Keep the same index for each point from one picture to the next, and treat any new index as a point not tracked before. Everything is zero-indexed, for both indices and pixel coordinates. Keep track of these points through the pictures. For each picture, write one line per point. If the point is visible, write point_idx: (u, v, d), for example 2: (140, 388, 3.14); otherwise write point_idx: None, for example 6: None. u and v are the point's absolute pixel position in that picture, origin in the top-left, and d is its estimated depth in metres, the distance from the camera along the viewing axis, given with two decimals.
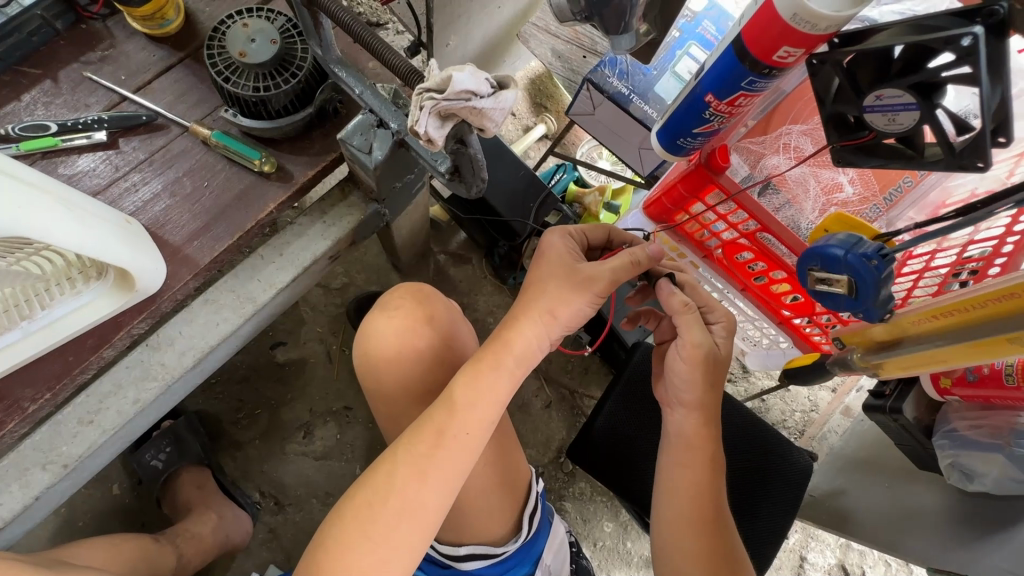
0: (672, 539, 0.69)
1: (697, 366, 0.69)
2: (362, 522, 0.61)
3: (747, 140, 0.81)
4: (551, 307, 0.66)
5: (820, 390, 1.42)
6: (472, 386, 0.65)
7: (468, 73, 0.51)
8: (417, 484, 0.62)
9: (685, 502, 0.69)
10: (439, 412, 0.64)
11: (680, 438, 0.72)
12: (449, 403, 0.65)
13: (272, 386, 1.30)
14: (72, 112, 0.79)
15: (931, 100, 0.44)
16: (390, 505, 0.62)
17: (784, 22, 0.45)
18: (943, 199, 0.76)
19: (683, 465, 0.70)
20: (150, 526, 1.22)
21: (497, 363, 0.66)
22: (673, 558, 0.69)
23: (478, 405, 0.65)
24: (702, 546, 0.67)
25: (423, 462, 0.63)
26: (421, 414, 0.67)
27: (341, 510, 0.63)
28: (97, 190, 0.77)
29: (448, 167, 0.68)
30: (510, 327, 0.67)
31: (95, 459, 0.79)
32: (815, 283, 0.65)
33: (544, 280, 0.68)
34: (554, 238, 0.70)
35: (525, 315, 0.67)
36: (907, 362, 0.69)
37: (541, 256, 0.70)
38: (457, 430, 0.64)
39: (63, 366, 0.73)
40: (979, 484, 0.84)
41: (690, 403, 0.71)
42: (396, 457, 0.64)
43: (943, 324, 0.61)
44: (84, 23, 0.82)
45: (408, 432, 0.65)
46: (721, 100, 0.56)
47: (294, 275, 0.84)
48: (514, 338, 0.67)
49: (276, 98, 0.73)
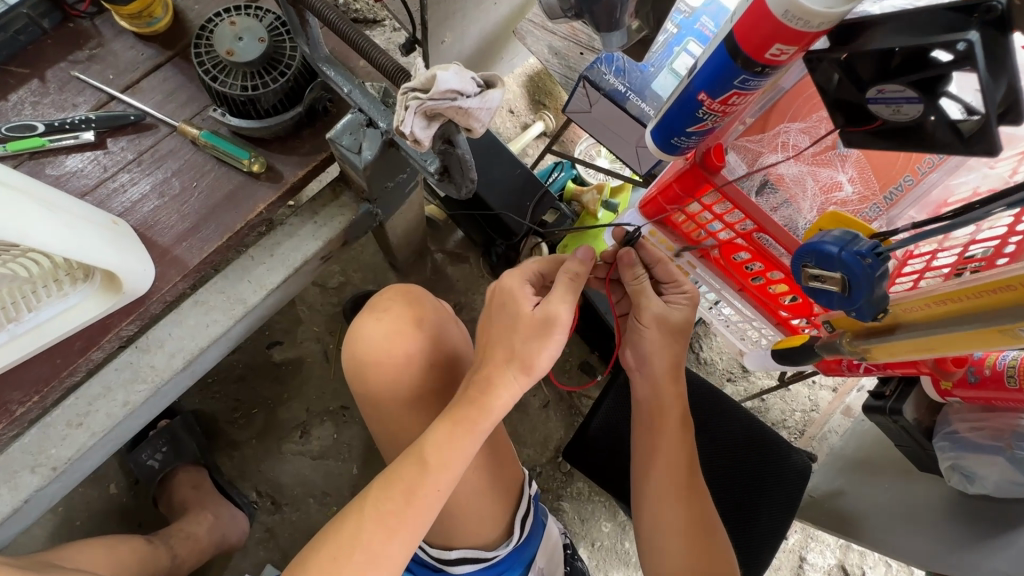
0: (651, 508, 0.71)
1: (652, 329, 0.70)
2: (327, 575, 0.61)
3: (743, 138, 0.79)
4: (528, 357, 0.66)
5: (821, 390, 1.40)
6: (447, 447, 0.64)
7: (453, 72, 0.50)
8: (385, 537, 0.62)
9: (660, 471, 0.70)
10: (409, 468, 0.64)
11: (652, 403, 0.73)
12: (422, 461, 0.64)
13: (268, 385, 1.30)
14: (59, 112, 0.79)
15: (934, 93, 0.42)
16: (356, 560, 0.61)
17: (776, 20, 0.44)
18: (945, 197, 0.74)
19: (655, 428, 0.72)
20: (147, 526, 1.22)
21: (474, 427, 0.65)
22: (654, 529, 0.71)
23: (450, 465, 0.64)
24: (680, 512, 0.69)
25: (392, 518, 0.62)
26: (390, 463, 0.66)
27: (305, 562, 0.62)
28: (85, 191, 0.76)
29: (438, 167, 0.66)
30: (488, 389, 0.66)
31: (85, 461, 0.79)
32: (808, 279, 0.64)
33: (512, 330, 0.67)
34: (517, 287, 0.69)
35: (486, 378, 0.67)
36: (895, 349, 0.68)
37: (509, 297, 0.69)
38: (427, 489, 0.63)
39: (51, 369, 0.72)
40: (980, 486, 0.83)
41: (661, 370, 0.72)
42: (365, 507, 0.63)
43: (952, 308, 0.57)
44: (72, 22, 0.82)
45: (377, 485, 0.64)
46: (714, 99, 0.55)
47: (285, 276, 0.83)
48: (492, 402, 0.65)
49: (265, 98, 0.73)
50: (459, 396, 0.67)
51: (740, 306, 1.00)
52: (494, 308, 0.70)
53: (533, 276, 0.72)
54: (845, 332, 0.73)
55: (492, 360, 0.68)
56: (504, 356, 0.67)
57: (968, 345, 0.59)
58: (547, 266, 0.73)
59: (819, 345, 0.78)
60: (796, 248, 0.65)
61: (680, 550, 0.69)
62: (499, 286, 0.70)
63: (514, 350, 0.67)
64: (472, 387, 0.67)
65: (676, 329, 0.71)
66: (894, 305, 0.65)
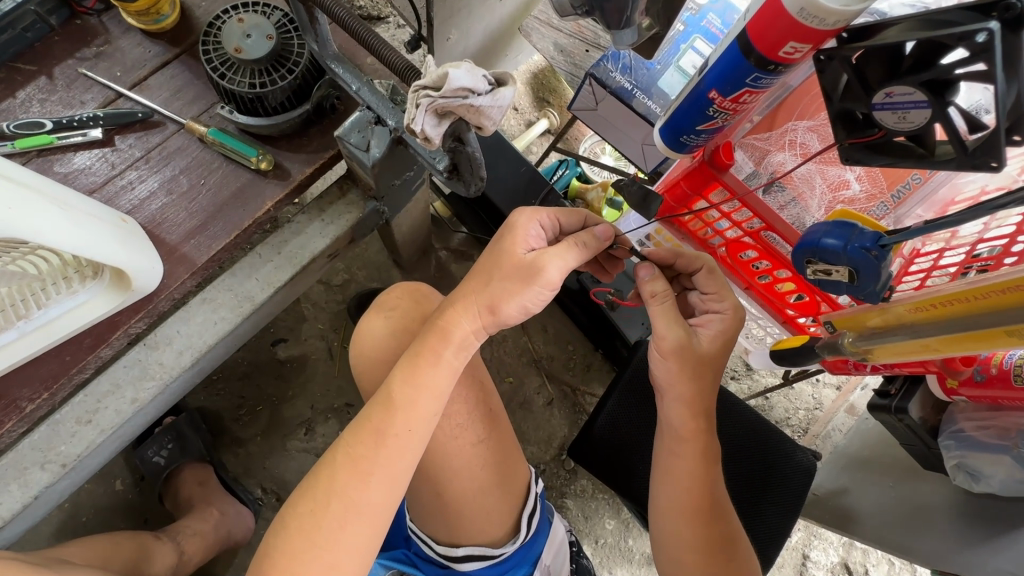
0: (667, 529, 0.71)
1: (671, 359, 0.68)
2: (307, 531, 0.60)
3: (751, 137, 0.79)
4: (493, 303, 0.63)
5: (824, 388, 1.41)
6: (410, 382, 0.64)
7: (465, 70, 0.50)
8: (359, 484, 0.61)
9: (684, 491, 0.69)
10: (377, 410, 0.64)
11: (669, 431, 0.72)
12: (387, 400, 0.64)
13: (273, 383, 1.30)
14: (67, 110, 0.79)
15: (943, 98, 0.42)
16: (332, 510, 0.61)
17: (791, 16, 0.44)
18: (952, 196, 0.73)
19: (674, 454, 0.71)
20: (153, 522, 1.22)
21: (436, 357, 0.64)
22: (671, 548, 0.71)
23: (415, 400, 0.63)
24: (699, 534, 0.68)
25: (364, 462, 0.62)
26: (360, 412, 0.66)
27: (284, 520, 0.62)
28: (92, 189, 0.76)
29: (446, 164, 0.66)
30: (447, 319, 0.65)
31: (94, 458, 0.79)
32: (813, 271, 0.65)
33: (496, 264, 0.64)
34: (523, 223, 0.64)
35: (456, 313, 0.65)
36: (895, 351, 0.68)
37: (508, 231, 0.65)
38: (397, 428, 0.63)
39: (61, 366, 0.73)
40: (986, 484, 0.83)
41: (681, 397, 0.70)
42: (338, 455, 0.63)
43: (957, 308, 0.57)
44: (79, 19, 0.82)
45: (347, 434, 0.64)
46: (725, 96, 0.55)
47: (292, 274, 0.83)
48: (453, 331, 0.65)
49: (273, 95, 0.72)
50: (422, 335, 0.67)
51: (747, 303, 1.00)
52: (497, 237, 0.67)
53: (552, 217, 0.67)
54: (847, 333, 0.73)
55: (459, 298, 0.66)
56: (471, 292, 0.65)
57: (976, 347, 0.57)
58: (575, 215, 0.70)
59: (819, 344, 0.78)
60: (796, 245, 0.66)
61: (694, 565, 0.69)
62: (510, 217, 0.66)
63: (486, 292, 0.64)
64: (437, 321, 0.66)
65: (705, 361, 0.70)
66: (897, 307, 0.65)
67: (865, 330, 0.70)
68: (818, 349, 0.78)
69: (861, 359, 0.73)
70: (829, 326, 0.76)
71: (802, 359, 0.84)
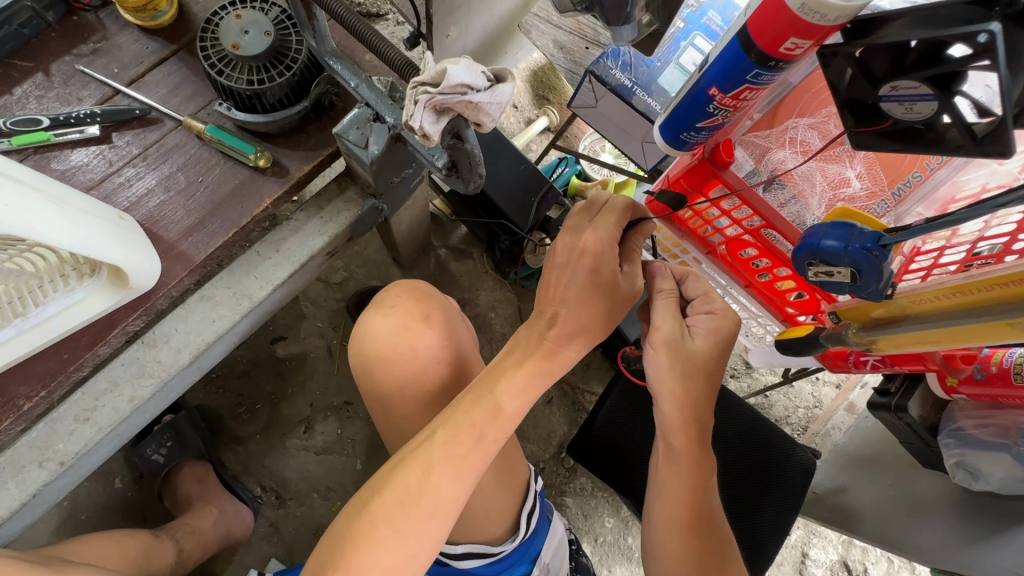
0: (660, 536, 0.69)
1: (662, 350, 0.67)
2: (396, 518, 0.60)
3: (751, 134, 0.78)
4: (604, 328, 0.66)
5: (824, 386, 1.40)
6: (520, 393, 0.64)
7: (463, 66, 0.49)
8: (454, 483, 0.61)
9: (678, 503, 0.69)
10: (482, 414, 0.63)
11: (665, 438, 0.71)
12: (495, 408, 0.63)
13: (272, 381, 1.30)
14: (64, 106, 0.78)
15: (949, 90, 0.42)
16: (423, 504, 0.60)
17: (792, 12, 0.44)
18: (952, 194, 0.73)
19: (673, 464, 0.70)
20: (152, 520, 1.22)
21: (546, 375, 0.66)
22: (660, 557, 0.69)
23: (521, 412, 0.65)
24: (691, 547, 0.67)
25: (461, 461, 0.61)
26: (456, 403, 0.65)
27: (368, 504, 0.61)
28: (90, 186, 0.76)
29: (445, 162, 0.66)
30: (564, 341, 0.65)
31: (92, 456, 0.79)
32: (816, 273, 0.64)
33: (601, 292, 0.64)
34: (612, 250, 0.63)
35: (565, 334, 0.65)
36: (899, 341, 0.67)
37: (596, 259, 0.63)
38: (497, 434, 0.63)
39: (58, 365, 0.72)
40: (985, 483, 0.82)
41: (671, 394, 0.68)
42: (432, 449, 0.62)
43: (962, 301, 0.56)
44: (76, 15, 0.81)
45: (443, 429, 0.62)
46: (725, 93, 0.55)
47: (291, 271, 0.83)
48: (564, 353, 0.66)
49: (271, 92, 0.72)
50: (529, 344, 0.66)
51: (745, 302, 1.00)
52: (569, 258, 0.64)
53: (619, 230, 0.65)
54: (851, 323, 0.72)
55: (567, 321, 0.65)
56: (576, 316, 0.65)
57: (979, 338, 0.58)
58: (628, 215, 0.66)
59: (823, 335, 0.77)
60: (796, 246, 0.66)
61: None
62: (583, 243, 0.63)
63: (597, 321, 0.65)
64: (543, 338, 0.66)
65: (698, 361, 0.68)
66: (902, 298, 0.64)
67: (870, 320, 0.70)
68: (822, 339, 0.77)
69: (864, 348, 0.72)
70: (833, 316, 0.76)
71: (809, 350, 0.81)
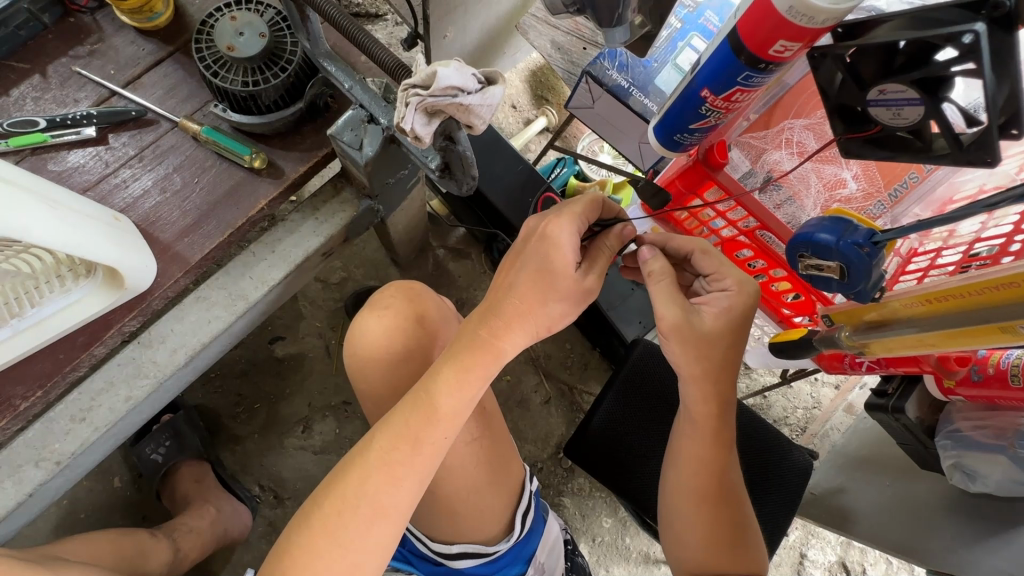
0: (676, 509, 0.71)
1: (672, 338, 0.65)
2: (332, 530, 0.59)
3: (748, 134, 0.78)
4: (550, 322, 0.66)
5: (823, 387, 1.40)
6: (456, 393, 0.63)
7: (454, 69, 0.50)
8: (391, 489, 0.61)
9: (693, 477, 0.69)
10: (417, 416, 0.62)
11: (688, 409, 0.70)
12: (429, 406, 0.62)
13: (270, 380, 1.30)
14: (61, 108, 0.79)
15: (936, 95, 0.42)
16: (361, 512, 0.60)
17: (781, 14, 0.44)
18: (949, 195, 0.73)
19: (692, 438, 0.70)
20: (151, 519, 1.23)
21: (484, 371, 0.64)
22: (676, 528, 0.71)
23: (457, 408, 0.63)
24: (708, 518, 0.68)
25: (397, 466, 0.61)
26: (392, 411, 0.64)
27: (307, 516, 0.61)
28: (87, 187, 0.76)
29: (439, 163, 0.66)
30: (501, 334, 0.64)
31: (89, 455, 0.79)
32: (806, 266, 0.64)
33: (547, 282, 0.63)
34: (566, 241, 0.63)
35: (501, 327, 0.64)
36: (891, 345, 0.67)
37: (551, 247, 0.63)
38: (434, 437, 0.62)
39: (54, 365, 0.73)
40: (982, 485, 0.82)
41: (690, 376, 0.67)
42: (369, 456, 0.62)
43: (951, 305, 0.56)
44: (73, 16, 0.81)
45: (380, 436, 0.62)
46: (717, 95, 0.55)
47: (287, 272, 0.83)
48: (502, 346, 0.64)
49: (266, 93, 0.72)
50: (465, 339, 0.65)
51: None
52: (529, 245, 0.65)
53: (584, 222, 0.65)
54: (844, 326, 0.72)
55: (508, 311, 0.64)
56: (519, 308, 0.64)
57: (969, 342, 0.58)
58: (597, 210, 0.67)
59: (817, 338, 0.77)
60: (790, 239, 0.65)
61: (698, 550, 0.69)
62: (545, 228, 0.63)
63: (541, 314, 0.65)
64: (478, 331, 0.64)
65: (711, 342, 0.66)
66: (894, 301, 0.64)
67: (862, 324, 0.70)
68: (817, 342, 0.77)
69: (857, 352, 0.72)
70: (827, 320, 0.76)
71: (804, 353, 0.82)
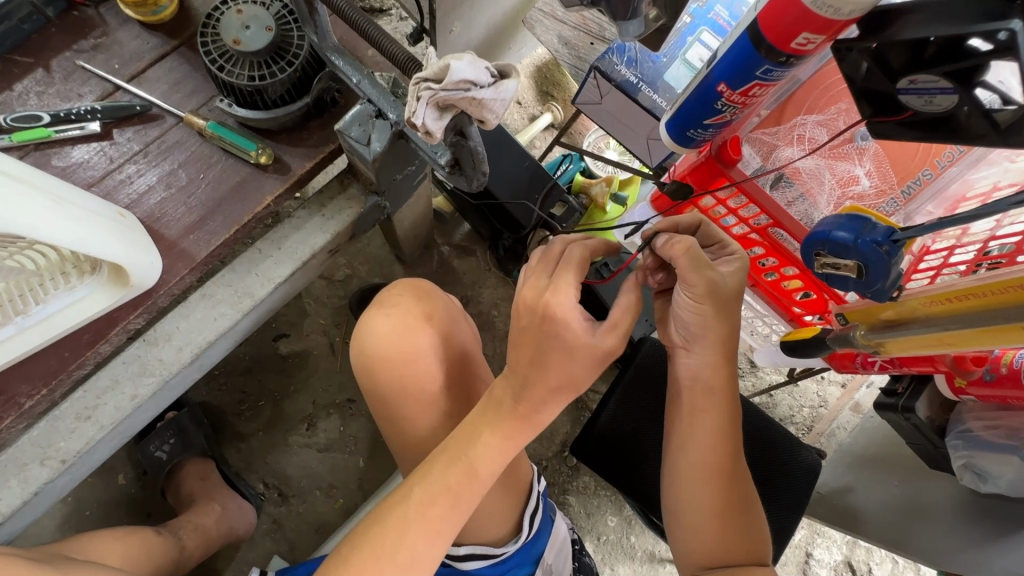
0: (684, 486, 0.68)
1: (706, 302, 0.62)
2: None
3: (759, 130, 0.77)
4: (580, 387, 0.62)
5: (829, 386, 1.39)
6: (497, 456, 0.63)
7: (467, 62, 0.49)
8: (430, 540, 0.61)
9: (704, 451, 0.67)
10: (458, 475, 0.62)
11: (697, 383, 0.68)
12: (471, 471, 0.62)
13: (274, 378, 1.29)
14: (65, 103, 0.78)
15: (970, 83, 0.41)
16: (398, 561, 0.60)
17: (805, 7, 0.43)
18: (963, 192, 0.73)
19: (700, 411, 0.68)
20: (156, 516, 1.22)
21: (521, 437, 0.64)
22: (684, 507, 0.68)
23: (497, 469, 0.64)
24: (719, 496, 0.67)
25: (437, 519, 0.62)
26: (433, 462, 0.64)
27: (346, 559, 0.61)
28: (92, 182, 0.75)
29: (449, 159, 0.66)
30: (541, 407, 0.63)
31: (94, 454, 0.78)
32: (823, 263, 0.64)
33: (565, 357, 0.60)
34: (573, 317, 0.58)
35: (538, 401, 0.62)
36: (907, 345, 0.66)
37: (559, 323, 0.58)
38: (474, 494, 0.63)
39: (59, 363, 0.72)
40: (993, 485, 0.82)
41: (712, 339, 0.65)
42: (408, 506, 0.62)
43: (970, 305, 0.55)
44: (76, 10, 0.80)
45: (418, 487, 0.63)
46: (734, 89, 0.54)
47: (292, 269, 0.82)
48: (539, 416, 0.64)
49: (272, 88, 0.71)
50: (504, 400, 0.64)
51: (752, 300, 1.00)
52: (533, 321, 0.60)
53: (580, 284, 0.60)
54: (860, 324, 0.71)
55: (541, 386, 0.61)
56: (547, 383, 0.61)
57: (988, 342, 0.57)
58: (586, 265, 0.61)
59: (829, 337, 0.76)
60: (805, 237, 0.65)
61: (712, 533, 0.66)
62: (548, 306, 0.58)
63: (569, 387, 0.62)
64: (517, 403, 0.63)
65: (732, 299, 0.64)
66: (912, 300, 0.64)
67: (879, 322, 0.69)
68: (829, 342, 0.76)
69: (873, 351, 0.71)
70: (840, 317, 0.75)
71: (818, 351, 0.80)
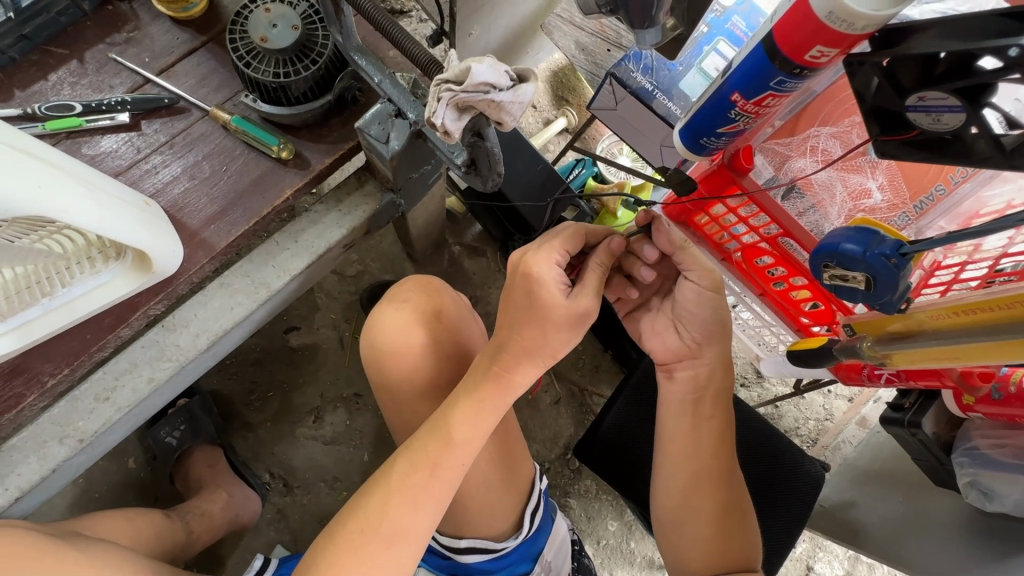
0: (683, 495, 0.70)
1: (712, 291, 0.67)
2: (355, 548, 0.61)
3: (773, 140, 0.78)
4: (554, 351, 0.65)
5: (836, 399, 1.39)
6: (471, 421, 0.64)
7: (487, 65, 0.50)
8: (413, 511, 0.62)
9: (698, 457, 0.70)
10: (434, 444, 0.64)
11: (692, 394, 0.71)
12: (447, 436, 0.64)
13: (285, 370, 1.32)
14: (96, 94, 0.80)
15: (978, 102, 0.42)
16: (382, 532, 0.61)
17: (819, 20, 0.44)
18: (977, 209, 0.73)
19: (694, 418, 0.71)
20: (163, 500, 1.25)
21: (500, 402, 0.65)
22: (682, 516, 0.70)
23: (472, 436, 0.64)
24: (713, 499, 0.69)
25: (418, 489, 0.63)
26: (412, 439, 0.66)
27: (333, 533, 0.62)
28: (118, 172, 0.78)
29: (465, 159, 0.67)
30: (512, 370, 0.65)
31: (110, 435, 0.81)
32: (831, 277, 0.64)
33: (540, 316, 0.63)
34: (549, 275, 0.62)
35: (513, 360, 0.65)
36: (915, 357, 0.66)
37: (534, 283, 0.62)
38: (452, 462, 0.64)
39: (81, 345, 0.74)
40: (999, 504, 0.82)
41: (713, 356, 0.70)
42: (390, 481, 0.64)
43: (981, 318, 0.56)
44: (110, 5, 0.83)
45: (401, 460, 0.65)
46: (748, 99, 0.55)
47: (308, 262, 0.84)
48: (513, 380, 0.65)
49: (296, 85, 0.73)
50: (479, 372, 0.66)
51: (760, 310, 1.00)
52: (517, 284, 0.64)
53: (565, 254, 0.64)
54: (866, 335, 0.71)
55: (511, 346, 0.64)
56: (520, 341, 0.64)
57: (997, 356, 0.57)
58: (581, 240, 0.65)
59: (836, 347, 0.76)
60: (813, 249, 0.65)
61: (712, 535, 0.68)
62: (525, 264, 0.63)
63: (542, 345, 0.64)
64: (492, 366, 0.65)
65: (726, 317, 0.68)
66: (919, 312, 0.64)
67: (885, 334, 0.69)
68: (835, 352, 0.76)
69: (878, 363, 0.71)
70: (847, 329, 0.74)
71: (824, 361, 0.80)
